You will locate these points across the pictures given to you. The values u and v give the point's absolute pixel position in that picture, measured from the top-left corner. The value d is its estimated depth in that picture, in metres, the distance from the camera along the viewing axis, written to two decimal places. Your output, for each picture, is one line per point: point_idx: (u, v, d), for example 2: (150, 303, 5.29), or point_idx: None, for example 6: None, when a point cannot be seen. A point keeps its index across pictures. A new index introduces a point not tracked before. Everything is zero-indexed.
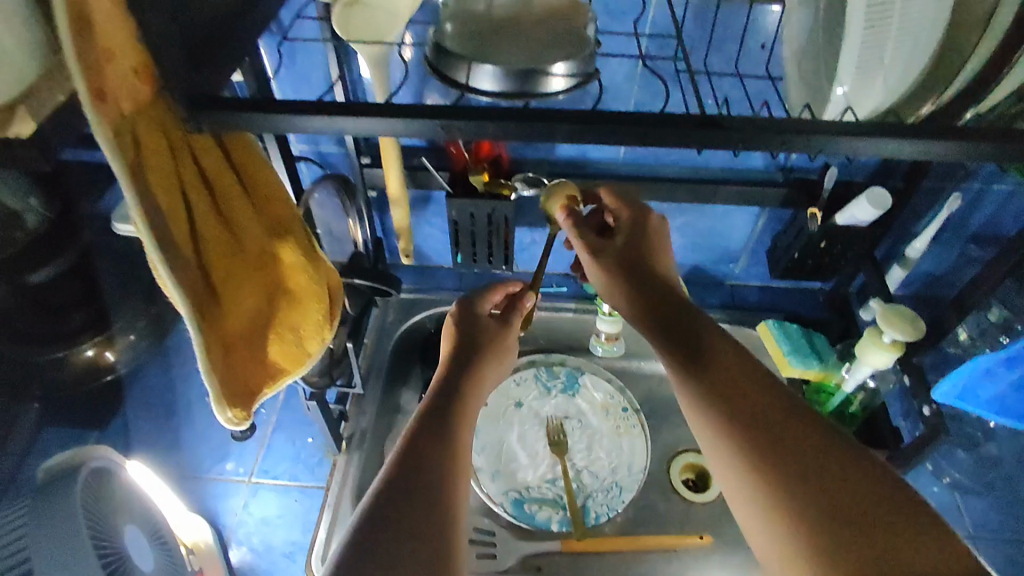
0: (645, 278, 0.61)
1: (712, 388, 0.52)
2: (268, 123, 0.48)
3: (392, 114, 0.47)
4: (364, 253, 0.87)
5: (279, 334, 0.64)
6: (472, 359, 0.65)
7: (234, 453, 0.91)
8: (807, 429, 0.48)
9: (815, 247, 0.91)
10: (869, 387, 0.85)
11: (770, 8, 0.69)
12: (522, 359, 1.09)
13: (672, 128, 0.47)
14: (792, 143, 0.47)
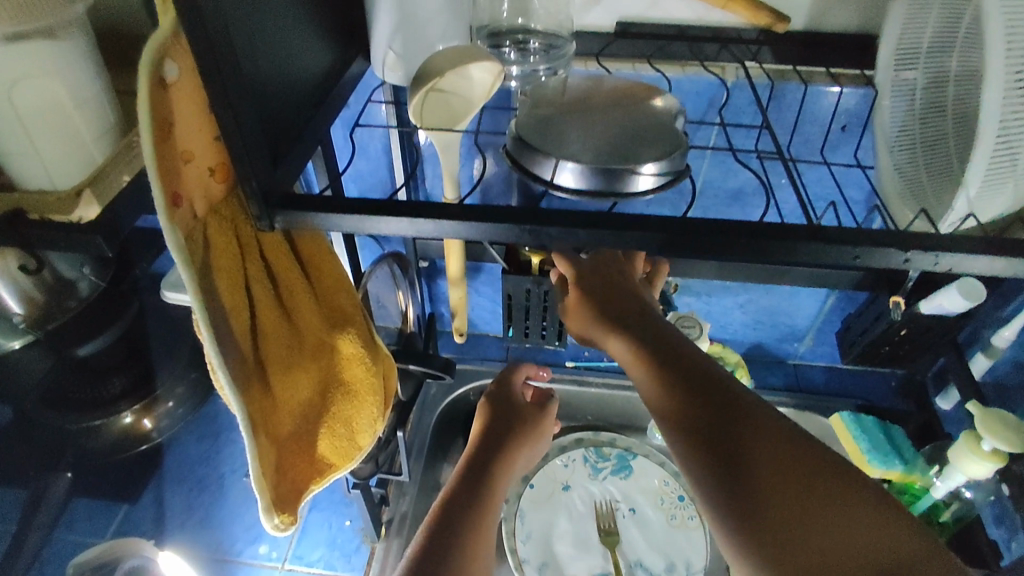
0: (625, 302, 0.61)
1: (716, 453, 0.48)
2: (346, 223, 0.46)
3: (478, 216, 0.44)
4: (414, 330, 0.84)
5: (330, 427, 0.59)
6: (509, 437, 0.72)
7: (268, 535, 0.86)
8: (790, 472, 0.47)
9: (894, 335, 0.85)
10: (964, 497, 0.78)
11: (829, 91, 0.66)
12: (570, 436, 1.03)
13: (779, 239, 0.43)
14: (916, 261, 0.43)
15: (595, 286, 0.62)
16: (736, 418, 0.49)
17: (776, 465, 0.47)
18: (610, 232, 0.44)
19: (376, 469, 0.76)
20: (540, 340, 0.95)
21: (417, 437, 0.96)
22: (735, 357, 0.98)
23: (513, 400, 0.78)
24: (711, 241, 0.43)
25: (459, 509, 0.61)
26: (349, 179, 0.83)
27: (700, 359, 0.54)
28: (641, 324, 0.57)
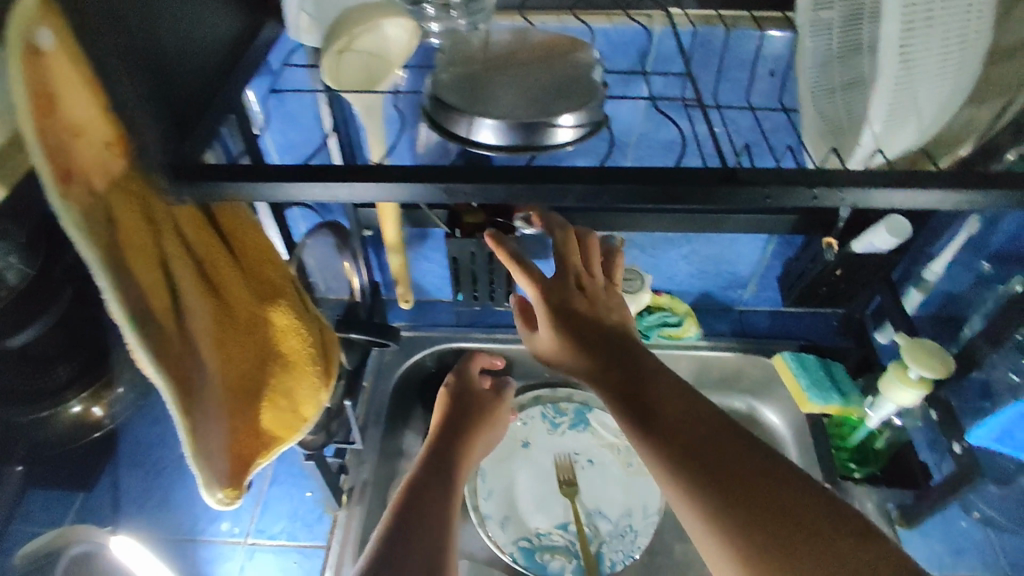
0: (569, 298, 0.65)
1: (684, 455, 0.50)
2: (269, 191, 0.45)
3: (393, 176, 0.44)
4: (361, 300, 0.83)
5: (271, 399, 0.60)
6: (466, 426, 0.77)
7: (229, 512, 0.85)
8: (711, 432, 0.51)
9: (830, 275, 0.88)
10: (894, 424, 0.83)
11: (758, 35, 0.66)
12: (528, 394, 1.05)
13: (699, 186, 0.44)
14: (823, 198, 0.44)
15: (572, 312, 0.62)
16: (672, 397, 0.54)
17: (710, 438, 0.51)
18: (533, 189, 0.44)
19: (330, 440, 0.76)
20: (489, 302, 0.96)
21: (374, 405, 0.97)
22: (683, 306, 1.01)
23: (471, 389, 0.84)
24: (631, 191, 0.44)
25: (424, 488, 0.66)
26: (280, 150, 0.81)
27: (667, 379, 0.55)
28: (613, 349, 0.59)
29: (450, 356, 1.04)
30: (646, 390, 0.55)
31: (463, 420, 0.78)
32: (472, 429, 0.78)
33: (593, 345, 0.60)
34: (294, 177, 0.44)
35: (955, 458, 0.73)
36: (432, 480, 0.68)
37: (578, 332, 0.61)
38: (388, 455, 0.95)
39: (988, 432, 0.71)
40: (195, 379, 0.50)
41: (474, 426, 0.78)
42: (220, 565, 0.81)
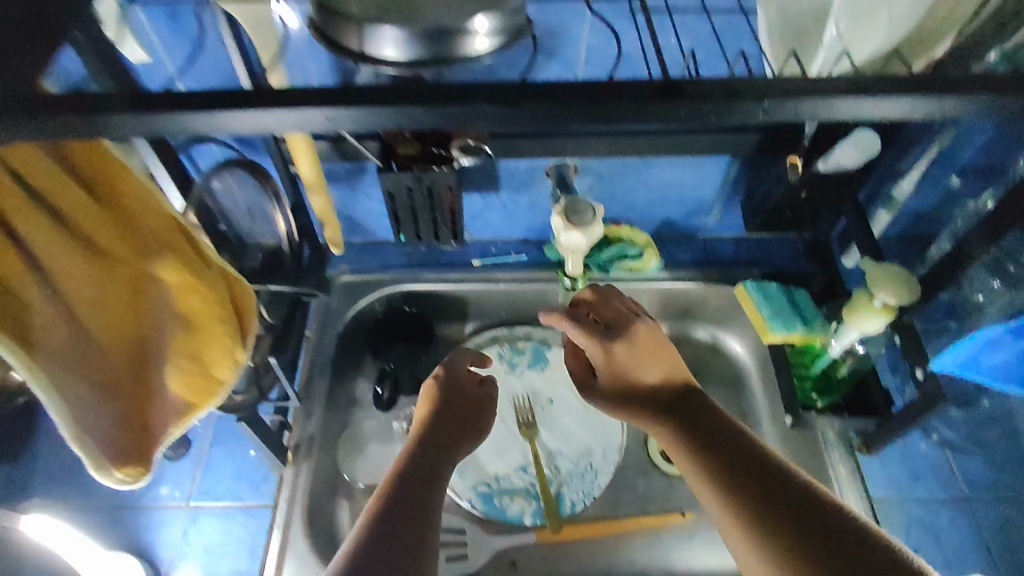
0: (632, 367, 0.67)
1: (743, 497, 0.51)
2: (140, 127, 0.39)
3: (319, 101, 0.39)
4: (286, 252, 0.77)
5: (178, 363, 0.53)
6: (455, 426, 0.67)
7: (168, 476, 0.81)
8: (776, 484, 0.51)
9: (796, 196, 0.83)
10: (858, 352, 0.80)
11: None
12: (484, 334, 1.00)
13: (641, 100, 0.39)
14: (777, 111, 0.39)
15: (630, 360, 0.67)
16: (728, 449, 0.55)
17: (768, 490, 0.51)
18: (455, 111, 0.39)
19: (264, 399, 0.71)
20: (435, 241, 0.90)
21: (320, 356, 0.91)
22: (644, 236, 0.96)
23: (464, 384, 0.72)
24: (563, 113, 0.39)
25: (406, 498, 0.56)
26: (184, 81, 0.70)
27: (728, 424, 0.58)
28: (670, 402, 0.62)
29: (400, 299, 0.98)
30: (702, 435, 0.57)
31: (448, 428, 0.66)
32: (455, 439, 0.65)
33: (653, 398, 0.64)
34: (170, 108, 0.39)
35: (917, 385, 0.71)
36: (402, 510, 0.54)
37: (636, 388, 0.66)
38: (338, 406, 0.91)
39: (950, 358, 0.68)
40: (65, 348, 0.46)
41: (458, 435, 0.66)
42: (162, 530, 0.77)
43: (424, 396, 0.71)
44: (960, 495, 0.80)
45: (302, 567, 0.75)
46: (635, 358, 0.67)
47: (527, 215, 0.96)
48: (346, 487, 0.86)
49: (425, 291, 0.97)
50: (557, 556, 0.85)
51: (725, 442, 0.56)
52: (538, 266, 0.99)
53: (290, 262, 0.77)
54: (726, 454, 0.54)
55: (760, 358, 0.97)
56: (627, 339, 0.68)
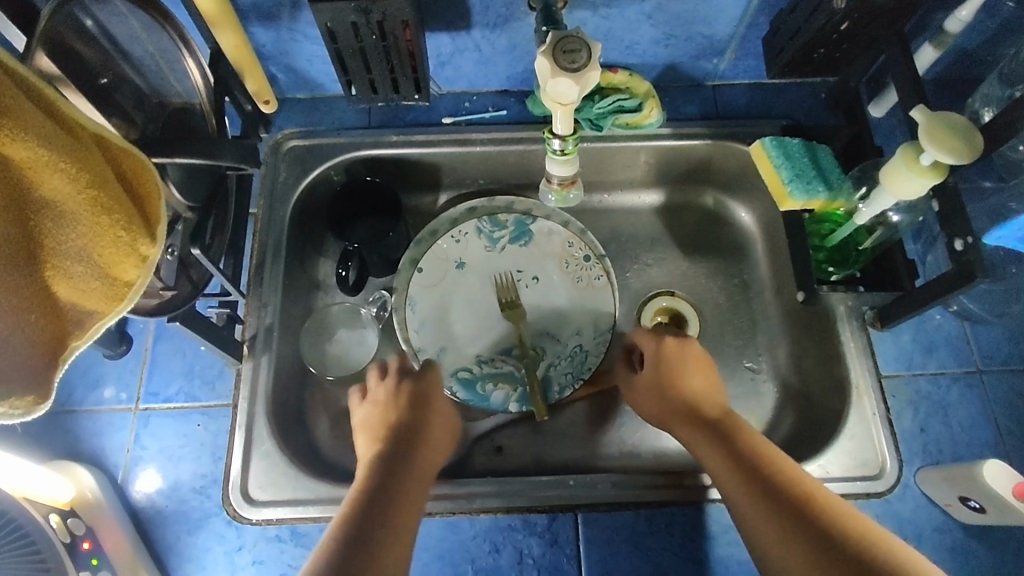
0: (676, 376, 0.69)
1: (775, 517, 0.53)
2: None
3: None
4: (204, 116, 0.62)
5: (57, 267, 0.42)
6: (413, 455, 0.61)
7: (111, 376, 0.72)
8: (833, 524, 0.51)
9: (834, 30, 0.69)
10: (889, 221, 0.70)
11: None
12: (460, 206, 0.87)
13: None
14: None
15: (667, 362, 0.70)
16: (782, 487, 0.55)
17: (831, 530, 0.50)
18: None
19: (201, 294, 0.60)
20: (394, 97, 0.74)
21: (270, 235, 0.79)
22: (644, 86, 0.81)
23: (427, 403, 0.67)
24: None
25: (365, 538, 0.50)
26: None
27: (756, 442, 0.60)
28: (715, 418, 0.64)
29: (361, 168, 0.84)
30: (738, 451, 0.59)
31: (410, 444, 0.62)
32: (419, 456, 0.62)
33: (696, 401, 0.66)
34: None
35: (953, 256, 0.62)
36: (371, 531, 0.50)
37: (677, 385, 0.68)
38: (298, 291, 0.81)
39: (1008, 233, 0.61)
40: None
41: (421, 457, 0.62)
42: (112, 435, 0.70)
43: (381, 405, 0.66)
44: (973, 368, 0.75)
45: (270, 468, 0.69)
46: (684, 359, 0.69)
47: (504, 59, 0.79)
48: (314, 379, 0.78)
49: (390, 156, 0.83)
50: (545, 441, 0.80)
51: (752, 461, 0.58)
52: (519, 124, 0.84)
53: (211, 127, 0.63)
54: (758, 473, 0.57)
55: (768, 225, 0.87)
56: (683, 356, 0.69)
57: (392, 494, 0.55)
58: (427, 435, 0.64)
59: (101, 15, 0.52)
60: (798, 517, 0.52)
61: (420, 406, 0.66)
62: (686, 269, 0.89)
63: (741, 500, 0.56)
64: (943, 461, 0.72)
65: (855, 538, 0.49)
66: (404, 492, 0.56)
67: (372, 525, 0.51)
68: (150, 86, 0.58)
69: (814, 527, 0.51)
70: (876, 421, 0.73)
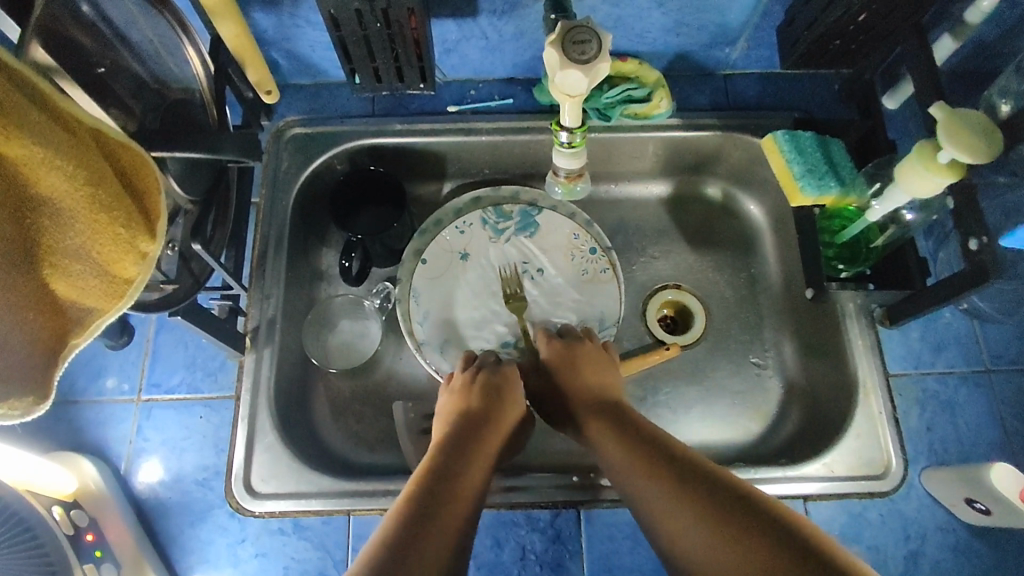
0: (576, 371, 0.72)
1: (664, 489, 0.55)
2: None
3: None
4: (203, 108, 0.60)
5: (56, 265, 0.41)
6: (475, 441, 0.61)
7: (113, 367, 0.72)
8: (708, 487, 0.54)
9: (849, 22, 0.69)
10: (902, 219, 0.68)
11: None
12: (464, 196, 0.86)
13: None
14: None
15: (563, 359, 0.73)
16: (667, 457, 0.58)
17: (705, 494, 0.53)
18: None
19: (203, 287, 0.60)
20: (398, 85, 0.73)
21: (273, 225, 0.78)
22: (654, 74, 0.79)
23: (492, 390, 0.67)
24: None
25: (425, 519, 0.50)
26: None
27: (646, 424, 0.63)
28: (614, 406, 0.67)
29: (366, 158, 0.83)
30: (631, 434, 0.62)
31: (479, 433, 0.63)
32: (486, 445, 0.62)
33: (583, 396, 0.70)
34: None
35: (966, 256, 0.61)
36: (435, 509, 0.52)
37: (578, 379, 0.72)
38: (301, 282, 0.80)
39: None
40: None
41: (490, 443, 0.62)
42: (115, 426, 0.71)
43: (457, 393, 0.68)
44: (982, 367, 0.74)
45: (273, 461, 0.69)
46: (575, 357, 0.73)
47: (511, 46, 0.77)
48: (316, 370, 0.78)
49: (394, 145, 0.82)
50: (547, 435, 0.79)
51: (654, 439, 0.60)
52: (525, 113, 0.82)
53: (212, 118, 0.60)
54: (650, 451, 0.59)
55: (777, 219, 0.86)
56: (577, 356, 0.73)
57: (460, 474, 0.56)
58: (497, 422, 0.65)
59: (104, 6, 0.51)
60: (682, 484, 0.55)
61: (495, 395, 0.67)
62: (693, 263, 0.88)
63: (630, 478, 0.59)
64: (948, 461, 0.71)
65: (731, 500, 0.52)
66: (470, 475, 0.57)
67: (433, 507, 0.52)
68: (150, 71, 0.56)
69: (693, 490, 0.54)
70: (883, 420, 0.72)
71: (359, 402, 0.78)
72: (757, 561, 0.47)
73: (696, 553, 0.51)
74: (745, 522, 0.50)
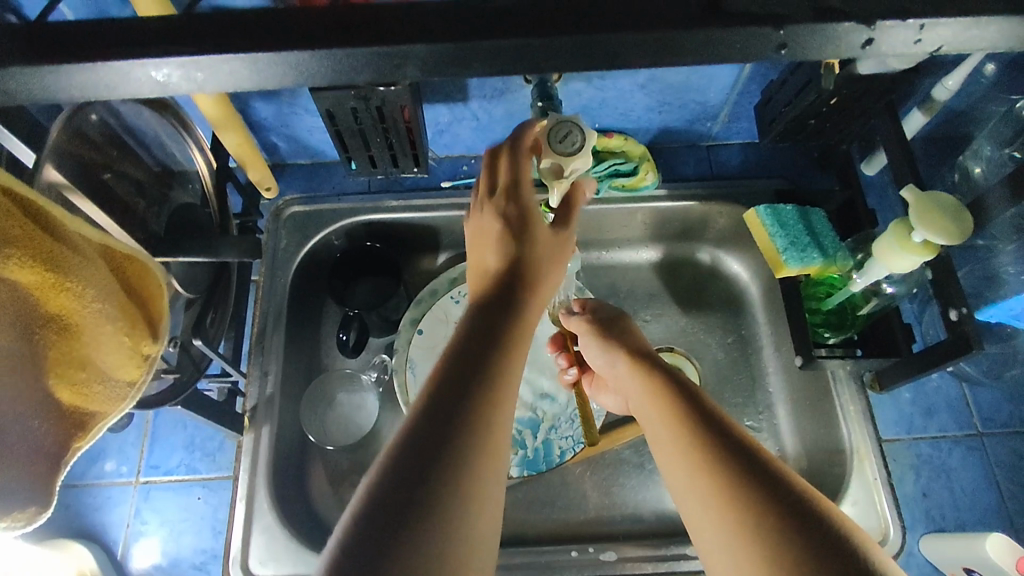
0: (617, 330, 0.67)
1: (683, 429, 0.50)
2: (82, 79, 0.36)
3: None
4: (207, 207, 0.65)
5: (64, 371, 0.42)
6: (500, 321, 0.49)
7: (113, 449, 0.73)
8: (740, 444, 0.48)
9: (823, 104, 0.72)
10: (884, 292, 0.70)
11: None
12: (460, 264, 0.87)
13: (664, 46, 0.37)
14: (795, 48, 0.38)
15: (600, 326, 0.68)
16: (700, 403, 0.52)
17: (733, 450, 0.47)
18: (461, 49, 0.37)
19: (203, 374, 0.61)
20: (392, 167, 0.76)
21: (272, 302, 0.79)
22: (639, 148, 0.82)
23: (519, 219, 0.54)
24: (577, 58, 0.38)
25: (440, 422, 0.40)
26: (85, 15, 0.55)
27: (681, 376, 0.57)
28: (657, 355, 0.62)
29: (363, 234, 0.85)
30: (666, 379, 0.57)
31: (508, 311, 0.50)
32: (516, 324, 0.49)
33: (616, 348, 0.64)
34: None
35: (948, 325, 0.62)
36: (471, 376, 0.43)
37: (621, 328, 0.67)
38: (300, 356, 0.81)
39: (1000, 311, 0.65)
40: None
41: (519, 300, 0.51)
42: (111, 510, 0.71)
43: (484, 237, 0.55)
44: (973, 431, 0.75)
45: (271, 542, 0.69)
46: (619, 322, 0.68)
47: (502, 125, 0.81)
48: (314, 447, 0.78)
49: (390, 221, 0.84)
50: (546, 504, 0.79)
51: (681, 393, 0.54)
52: None
53: (215, 220, 0.65)
54: (687, 395, 0.54)
55: (764, 282, 0.88)
56: (622, 320, 0.68)
57: (490, 345, 0.46)
58: (533, 251, 0.54)
59: (123, 120, 0.55)
60: (707, 431, 0.49)
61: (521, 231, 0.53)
62: (685, 325, 0.88)
63: (656, 418, 0.54)
64: (946, 528, 0.71)
65: (759, 462, 0.46)
66: (496, 340, 0.46)
67: (452, 399, 0.41)
68: (156, 164, 0.60)
69: (727, 441, 0.48)
70: (879, 486, 0.72)
71: (358, 474, 0.78)
72: (756, 515, 0.43)
73: (694, 504, 0.47)
74: (747, 478, 0.45)
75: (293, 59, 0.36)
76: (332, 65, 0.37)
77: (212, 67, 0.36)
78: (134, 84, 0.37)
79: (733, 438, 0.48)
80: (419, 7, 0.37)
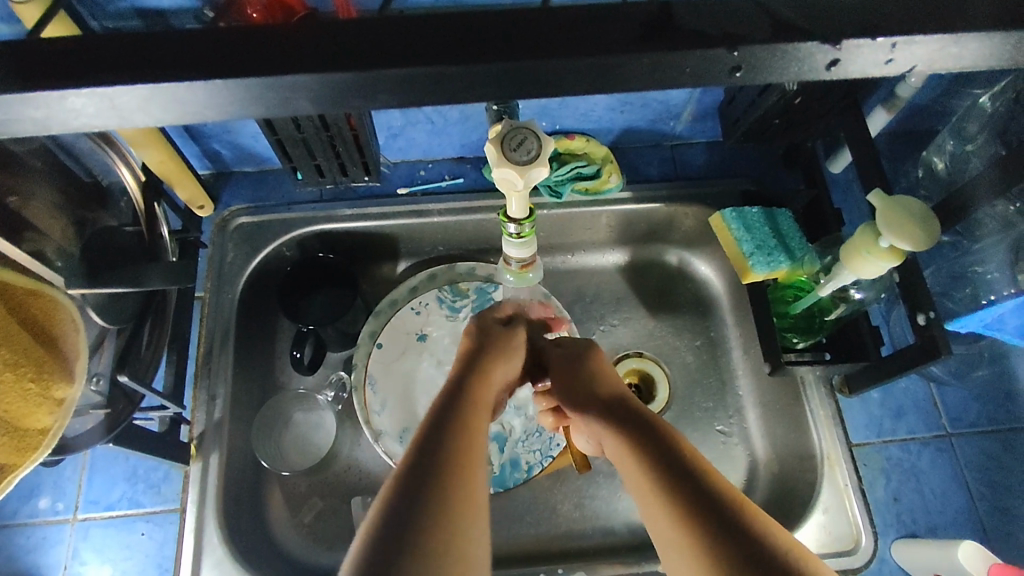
0: (585, 371, 0.59)
1: (670, 514, 0.43)
2: None
3: None
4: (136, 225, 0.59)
5: None
6: (446, 452, 0.45)
7: (48, 486, 0.68)
8: (735, 532, 0.41)
9: (786, 102, 0.70)
10: (851, 297, 0.68)
11: None
12: (420, 273, 0.84)
13: (613, 70, 0.35)
14: (752, 70, 0.36)
15: (566, 368, 0.60)
16: (685, 472, 0.45)
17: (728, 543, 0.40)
18: (391, 75, 0.34)
19: (138, 407, 0.57)
20: (342, 175, 0.72)
21: (219, 321, 0.75)
22: (602, 150, 0.79)
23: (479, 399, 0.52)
24: (520, 75, 0.35)
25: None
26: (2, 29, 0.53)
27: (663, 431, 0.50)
28: (633, 402, 0.54)
29: (316, 244, 0.81)
30: (646, 438, 0.49)
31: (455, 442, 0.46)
32: (463, 455, 0.45)
33: (586, 394, 0.56)
34: None
35: (916, 330, 0.61)
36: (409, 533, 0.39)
37: (591, 369, 0.59)
38: (251, 376, 0.77)
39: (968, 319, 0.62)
40: None
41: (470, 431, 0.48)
42: (47, 551, 0.66)
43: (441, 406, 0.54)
44: (942, 432, 0.75)
45: None
46: (590, 362, 0.60)
47: (457, 129, 0.77)
48: (268, 472, 0.74)
49: (344, 231, 0.80)
50: (515, 521, 0.77)
51: (662, 449, 0.48)
52: (476, 191, 0.81)
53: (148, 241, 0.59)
54: (670, 462, 0.46)
55: (732, 284, 0.86)
56: (592, 359, 0.60)
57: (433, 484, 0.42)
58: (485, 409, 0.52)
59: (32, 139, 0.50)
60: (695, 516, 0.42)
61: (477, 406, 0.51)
62: (653, 329, 0.86)
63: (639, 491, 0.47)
64: (917, 531, 0.71)
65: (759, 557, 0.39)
66: (442, 481, 0.42)
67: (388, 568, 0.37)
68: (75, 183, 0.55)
69: (720, 530, 0.41)
70: (849, 492, 0.72)
71: (318, 498, 0.74)
72: None
73: None
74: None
75: (199, 83, 0.33)
76: (246, 94, 0.34)
77: (93, 93, 0.32)
78: (16, 108, 0.33)
79: (728, 524, 0.41)
80: (345, 27, 0.34)
